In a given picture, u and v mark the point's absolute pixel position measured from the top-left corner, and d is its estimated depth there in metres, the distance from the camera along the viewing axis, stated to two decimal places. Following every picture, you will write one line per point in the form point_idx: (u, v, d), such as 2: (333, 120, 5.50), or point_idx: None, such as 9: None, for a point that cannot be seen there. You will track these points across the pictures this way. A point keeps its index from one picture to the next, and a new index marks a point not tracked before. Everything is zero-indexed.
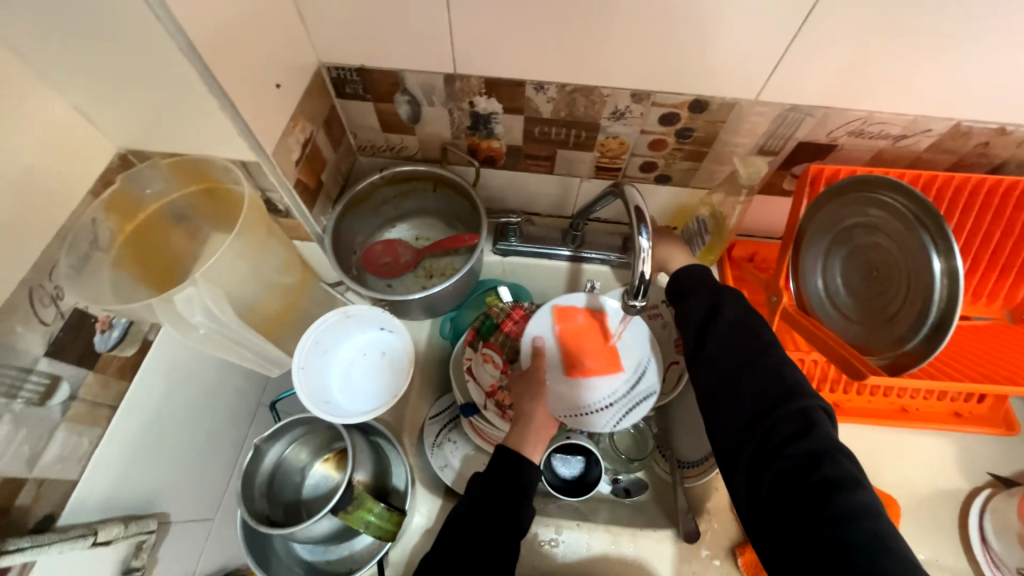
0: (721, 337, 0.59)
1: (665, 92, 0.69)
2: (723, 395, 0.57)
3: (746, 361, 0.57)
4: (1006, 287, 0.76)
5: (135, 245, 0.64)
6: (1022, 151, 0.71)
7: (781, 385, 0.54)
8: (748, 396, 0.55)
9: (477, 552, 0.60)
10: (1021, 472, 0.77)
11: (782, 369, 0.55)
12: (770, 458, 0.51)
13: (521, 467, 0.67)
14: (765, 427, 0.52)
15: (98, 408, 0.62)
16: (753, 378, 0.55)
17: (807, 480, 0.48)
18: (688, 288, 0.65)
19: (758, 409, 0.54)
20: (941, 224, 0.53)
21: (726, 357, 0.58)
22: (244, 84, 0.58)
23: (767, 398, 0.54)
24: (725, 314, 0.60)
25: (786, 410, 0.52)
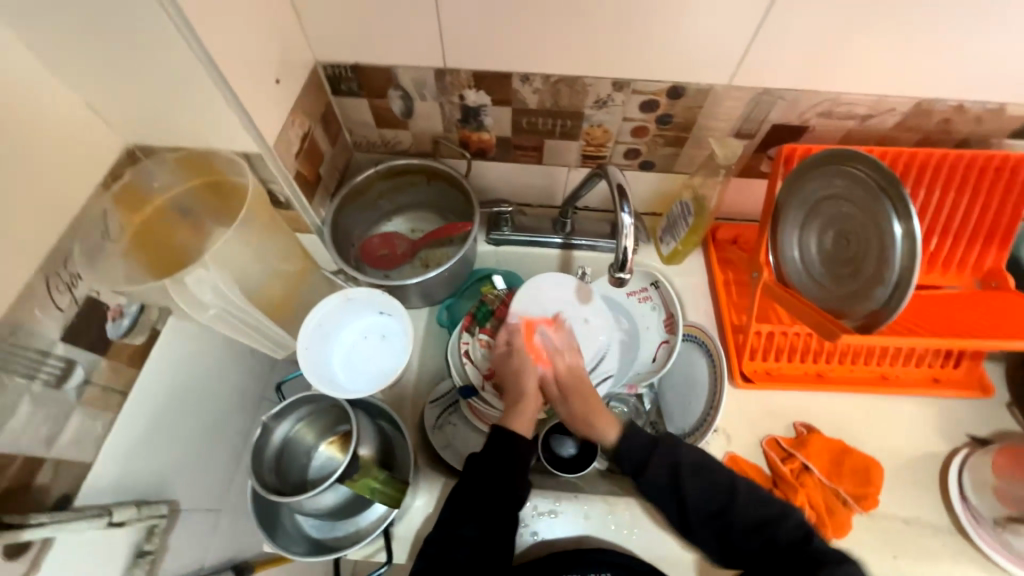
0: (671, 467, 0.70)
1: (643, 80, 0.73)
2: (720, 543, 0.68)
3: (725, 509, 0.67)
4: (974, 254, 0.80)
5: (142, 237, 0.67)
6: (981, 125, 0.75)
7: (739, 501, 0.67)
8: (722, 524, 0.67)
9: (483, 522, 0.65)
10: (998, 431, 0.80)
11: (761, 512, 0.66)
12: (769, 567, 0.65)
13: (516, 445, 0.71)
14: (750, 544, 0.66)
15: (110, 393, 0.64)
16: (718, 518, 0.67)
17: (798, 573, 0.62)
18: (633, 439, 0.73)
19: (737, 540, 0.66)
20: (900, 191, 0.56)
21: (690, 504, 0.68)
22: (246, 77, 0.61)
23: (737, 526, 0.66)
24: (685, 467, 0.70)
25: (756, 505, 0.67)
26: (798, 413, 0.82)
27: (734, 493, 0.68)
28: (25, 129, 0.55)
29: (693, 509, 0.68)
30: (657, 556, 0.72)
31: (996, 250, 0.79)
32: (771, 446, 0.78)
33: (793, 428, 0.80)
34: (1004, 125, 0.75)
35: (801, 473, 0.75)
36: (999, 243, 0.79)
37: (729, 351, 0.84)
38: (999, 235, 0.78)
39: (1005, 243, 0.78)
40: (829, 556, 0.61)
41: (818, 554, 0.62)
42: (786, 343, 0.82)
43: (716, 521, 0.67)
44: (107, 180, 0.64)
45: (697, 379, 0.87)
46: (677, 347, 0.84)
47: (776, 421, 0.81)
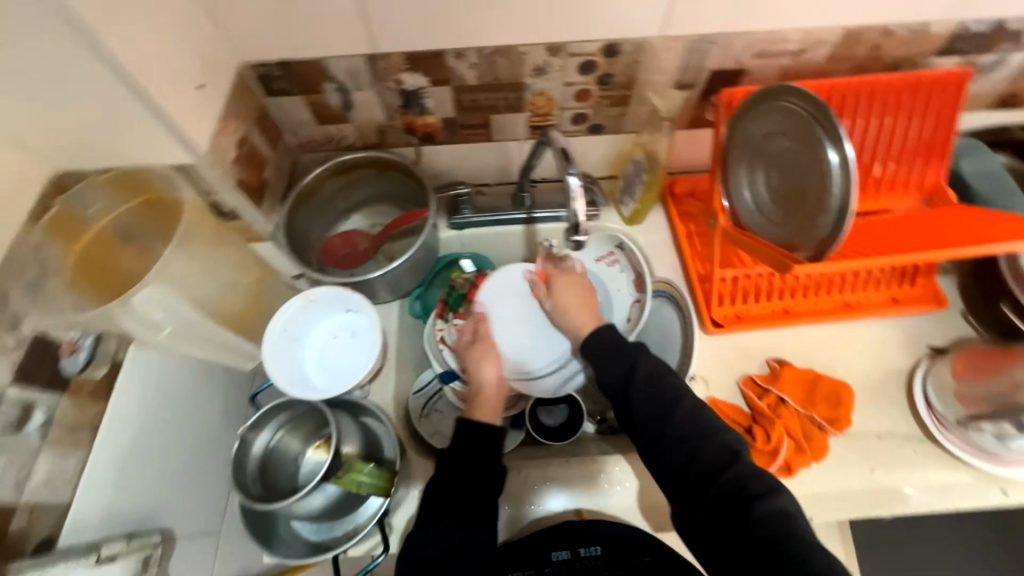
0: (626, 370, 0.71)
1: (576, 41, 0.73)
2: (652, 448, 0.65)
3: (665, 414, 0.66)
4: (916, 174, 0.83)
5: (85, 267, 0.64)
6: (908, 47, 0.77)
7: (679, 414, 0.65)
8: (656, 433, 0.65)
9: (460, 515, 0.67)
10: (956, 339, 0.84)
11: (700, 422, 0.64)
12: (687, 486, 0.61)
13: (482, 434, 0.72)
14: (678, 456, 0.63)
15: (78, 430, 0.63)
16: (656, 425, 0.66)
17: (724, 493, 0.58)
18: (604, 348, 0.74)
19: (666, 447, 0.64)
20: (830, 118, 0.58)
21: (636, 405, 0.68)
22: (165, 86, 0.59)
23: (672, 432, 0.64)
24: (642, 370, 0.70)
25: (691, 421, 0.65)
26: (770, 350, 0.85)
27: (677, 405, 0.66)
28: None
29: (637, 410, 0.68)
30: (650, 505, 0.74)
31: (936, 167, 0.82)
32: (748, 385, 0.80)
33: (767, 364, 0.83)
34: (930, 43, 0.77)
35: (778, 406, 0.77)
36: (937, 160, 0.82)
37: (698, 300, 0.86)
38: (937, 152, 0.81)
39: (943, 159, 0.81)
40: (754, 489, 0.57)
41: (743, 479, 0.58)
42: (751, 285, 0.85)
43: (653, 427, 0.66)
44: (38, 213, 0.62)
45: (670, 330, 0.90)
46: (648, 305, 0.86)
47: (750, 362, 0.84)
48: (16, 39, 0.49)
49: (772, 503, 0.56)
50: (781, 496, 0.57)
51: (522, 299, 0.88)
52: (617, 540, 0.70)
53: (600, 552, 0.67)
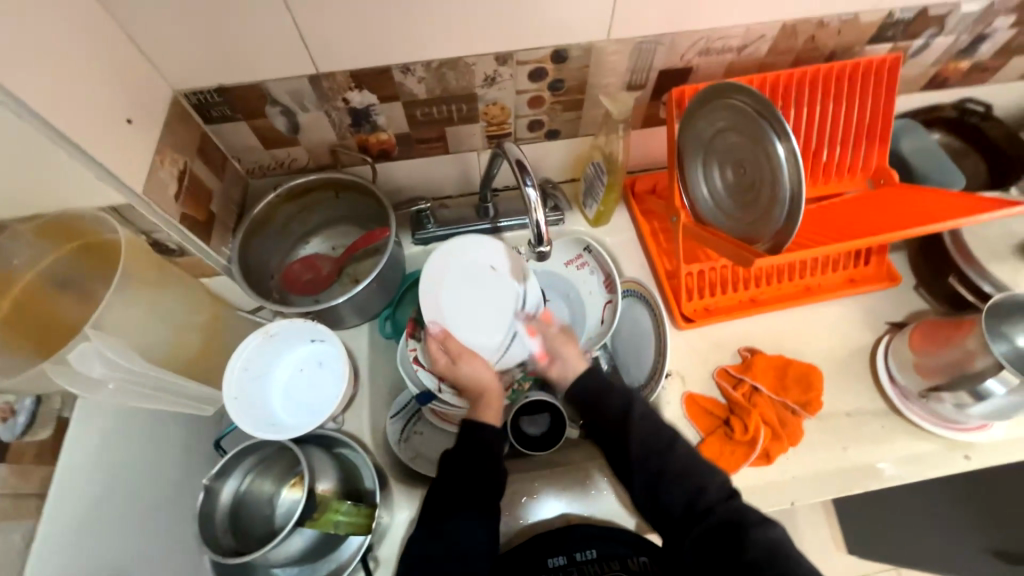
0: (623, 410, 0.73)
1: (524, 50, 0.72)
2: (649, 484, 0.67)
3: (663, 450, 0.68)
4: (861, 157, 0.86)
5: (15, 321, 0.59)
6: (843, 37, 0.80)
7: (676, 451, 0.68)
8: (656, 468, 0.68)
9: (452, 526, 0.66)
10: (911, 313, 0.88)
11: (694, 456, 0.68)
12: (686, 522, 0.64)
13: (482, 439, 0.73)
14: (677, 492, 0.66)
15: (23, 499, 0.59)
16: (655, 462, 0.68)
17: (721, 526, 0.61)
18: (592, 392, 0.77)
19: (665, 485, 0.66)
20: (775, 113, 0.59)
21: (633, 444, 0.70)
22: (87, 123, 0.55)
23: (671, 467, 0.67)
24: (638, 409, 0.73)
25: (690, 458, 0.68)
26: (740, 340, 0.86)
27: (674, 443, 0.69)
28: None
29: (635, 450, 0.69)
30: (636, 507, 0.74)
31: (879, 149, 0.85)
32: (723, 376, 0.82)
33: (739, 355, 0.85)
34: (863, 32, 0.80)
35: (752, 395, 0.79)
36: (880, 141, 0.85)
37: (667, 296, 0.87)
38: (877, 135, 0.84)
39: (884, 141, 0.85)
40: (751, 517, 0.61)
41: (741, 508, 0.62)
42: (718, 277, 0.86)
43: (652, 465, 0.68)
44: None
45: (644, 329, 0.89)
46: (619, 305, 0.86)
47: (722, 352, 0.85)
48: None
49: (769, 531, 0.59)
50: (777, 528, 0.60)
51: (471, 288, 0.81)
52: (609, 541, 0.71)
53: (596, 555, 0.70)
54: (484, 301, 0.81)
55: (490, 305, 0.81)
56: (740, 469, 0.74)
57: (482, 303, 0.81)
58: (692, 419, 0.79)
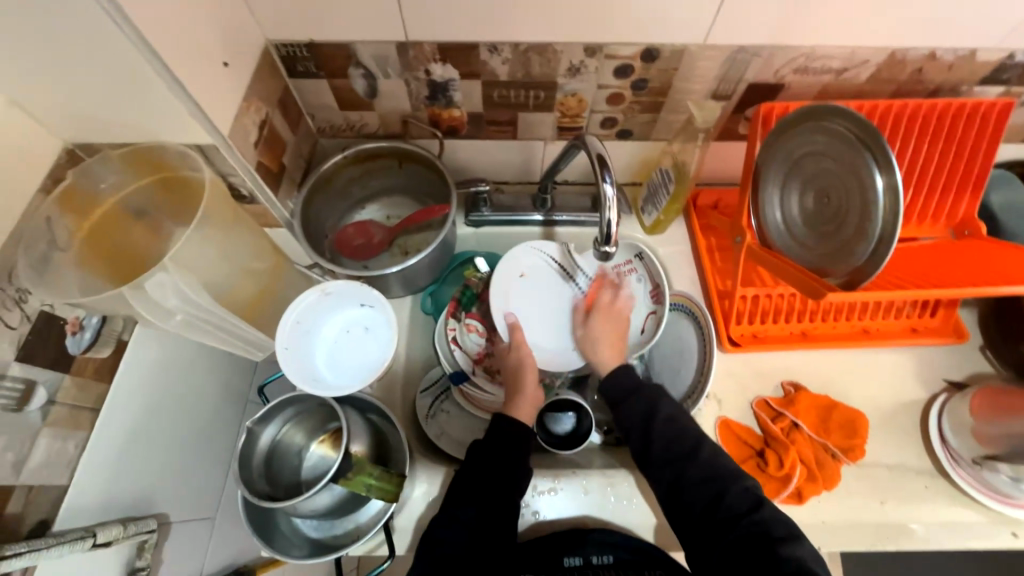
0: (645, 414, 0.71)
1: (616, 43, 0.70)
2: (671, 488, 0.66)
3: (685, 457, 0.67)
4: (948, 203, 0.81)
5: (94, 243, 0.62)
6: (952, 74, 0.75)
7: (699, 457, 0.66)
8: (676, 473, 0.66)
9: (481, 516, 0.65)
10: (972, 374, 0.83)
11: (718, 461, 0.66)
12: (710, 528, 0.62)
13: (517, 429, 0.72)
14: (699, 499, 0.64)
15: (79, 411, 0.61)
16: (677, 466, 0.66)
17: (746, 537, 0.59)
18: (622, 391, 0.74)
19: (687, 491, 0.65)
20: (881, 143, 0.56)
21: (655, 449, 0.68)
22: (190, 60, 0.56)
23: (692, 473, 0.65)
24: (661, 414, 0.70)
25: (714, 465, 0.66)
26: (785, 372, 0.83)
27: (698, 447, 0.67)
28: None
29: (657, 452, 0.68)
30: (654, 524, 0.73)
31: (969, 198, 0.80)
32: (761, 407, 0.80)
33: (782, 388, 0.82)
34: (976, 71, 0.75)
35: (792, 431, 0.77)
36: (971, 191, 0.80)
37: (716, 317, 0.84)
38: (972, 183, 0.79)
39: (978, 191, 0.79)
40: (778, 532, 0.59)
41: (766, 522, 0.60)
42: (773, 306, 0.83)
43: (674, 469, 0.66)
44: (48, 184, 0.59)
45: (688, 346, 0.88)
46: (663, 317, 0.82)
47: (765, 383, 0.83)
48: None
49: (794, 551, 0.57)
50: (804, 546, 0.57)
51: (525, 295, 0.85)
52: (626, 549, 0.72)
53: (612, 561, 0.71)
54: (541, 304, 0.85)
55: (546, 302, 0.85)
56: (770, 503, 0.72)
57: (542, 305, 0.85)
58: (724, 444, 0.78)
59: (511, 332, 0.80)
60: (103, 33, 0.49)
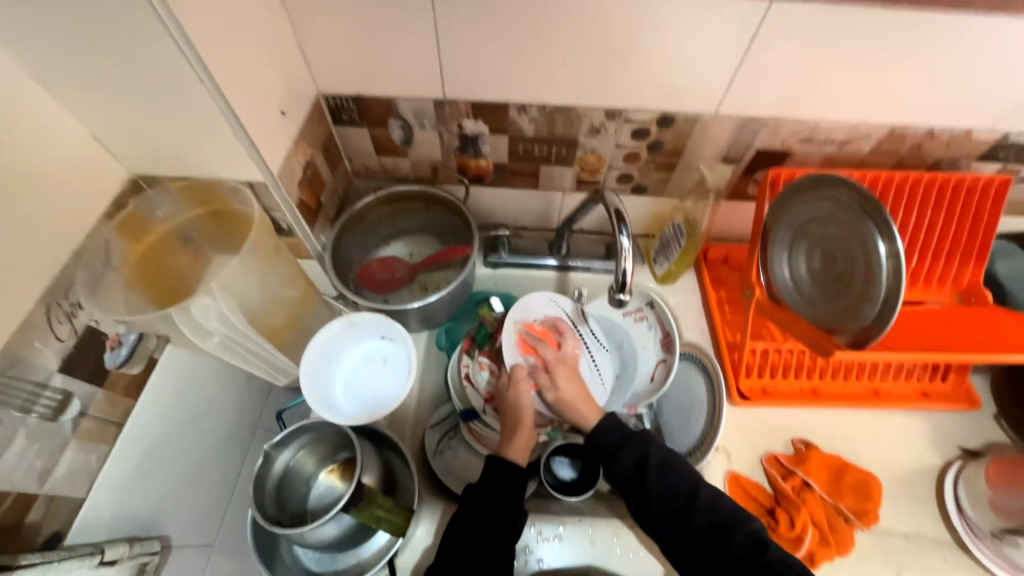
0: (638, 464, 0.71)
1: (634, 109, 0.77)
2: (677, 540, 0.66)
3: (685, 507, 0.67)
4: (953, 270, 0.84)
5: (144, 265, 0.67)
6: (951, 150, 0.80)
7: (700, 505, 0.66)
8: (679, 524, 0.66)
9: (478, 562, 0.63)
10: (988, 443, 0.82)
11: (718, 506, 0.66)
12: None
13: (514, 472, 0.71)
14: (705, 550, 0.64)
15: (106, 425, 0.63)
16: (678, 516, 0.66)
17: None
18: (612, 441, 0.73)
19: (692, 541, 0.65)
20: (882, 213, 0.60)
21: (651, 500, 0.68)
22: (253, 109, 0.63)
23: (695, 522, 0.66)
24: (654, 461, 0.70)
25: (714, 512, 0.66)
26: (795, 429, 0.83)
27: (696, 492, 0.67)
28: (31, 162, 0.56)
29: (653, 502, 0.68)
30: None
31: (974, 266, 0.83)
32: (771, 463, 0.79)
33: (792, 445, 0.81)
34: (973, 148, 0.80)
35: (802, 490, 0.76)
36: (975, 260, 0.83)
37: (725, 369, 0.85)
38: (975, 253, 0.82)
39: (981, 261, 0.82)
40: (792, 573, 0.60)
41: (773, 566, 0.61)
42: (782, 361, 0.84)
43: (676, 519, 0.66)
44: (111, 210, 0.65)
45: (699, 398, 0.87)
46: (673, 366, 0.83)
47: (774, 438, 0.82)
48: (132, 56, 0.53)
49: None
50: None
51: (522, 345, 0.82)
52: None
53: None
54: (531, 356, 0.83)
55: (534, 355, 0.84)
56: None
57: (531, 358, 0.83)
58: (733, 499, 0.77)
59: (515, 370, 0.79)
60: (185, 85, 0.56)
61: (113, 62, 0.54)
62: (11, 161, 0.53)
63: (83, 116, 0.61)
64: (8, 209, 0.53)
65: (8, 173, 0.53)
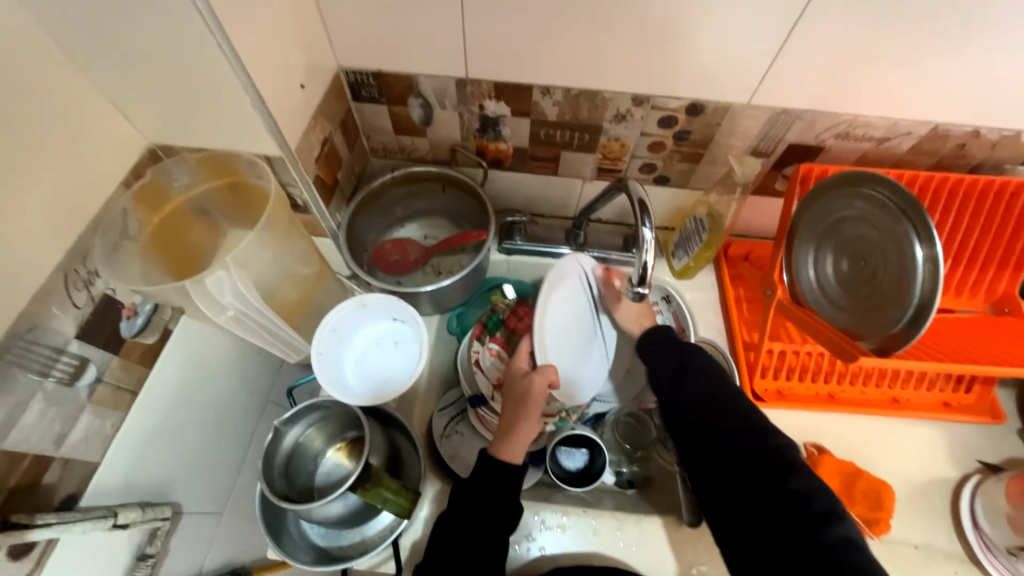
0: (681, 364, 0.68)
1: (663, 95, 0.74)
2: (703, 444, 0.59)
3: (719, 407, 0.61)
4: (987, 280, 0.80)
5: (159, 236, 0.67)
6: (996, 152, 0.76)
7: (736, 406, 0.60)
8: (708, 422, 0.60)
9: (471, 547, 0.63)
10: (1008, 458, 0.80)
11: (750, 412, 0.59)
12: (742, 485, 0.55)
13: (509, 469, 0.68)
14: (729, 451, 0.57)
15: (120, 393, 0.64)
16: (713, 408, 0.61)
17: (784, 504, 0.51)
18: (661, 346, 0.71)
19: (723, 434, 0.58)
20: (924, 217, 0.57)
21: (686, 398, 0.64)
22: (273, 83, 0.62)
23: (727, 422, 0.59)
24: (694, 365, 0.66)
25: (749, 421, 0.58)
26: (808, 432, 0.82)
27: (734, 398, 0.61)
28: (50, 125, 0.55)
29: (687, 402, 0.63)
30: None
31: (1009, 277, 0.78)
32: None
33: (805, 448, 0.80)
34: (1019, 152, 0.75)
35: None
36: (1011, 270, 0.78)
37: (740, 369, 0.84)
38: (1011, 264, 0.78)
39: (1018, 273, 0.78)
40: (823, 503, 0.50)
41: (802, 494, 0.51)
42: (799, 363, 0.82)
43: (707, 413, 0.61)
44: (129, 179, 0.65)
45: None
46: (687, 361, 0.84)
47: None
48: (152, 22, 0.52)
49: (836, 532, 0.48)
50: (846, 527, 0.49)
51: (572, 313, 0.79)
52: None
53: None
54: (573, 322, 0.79)
55: (574, 319, 0.79)
56: None
57: (572, 322, 0.79)
58: None
59: (546, 371, 0.73)
60: (204, 52, 0.54)
61: (135, 28, 0.53)
62: (30, 123, 0.53)
63: (101, 82, 0.60)
64: (27, 173, 0.53)
65: (27, 136, 0.52)
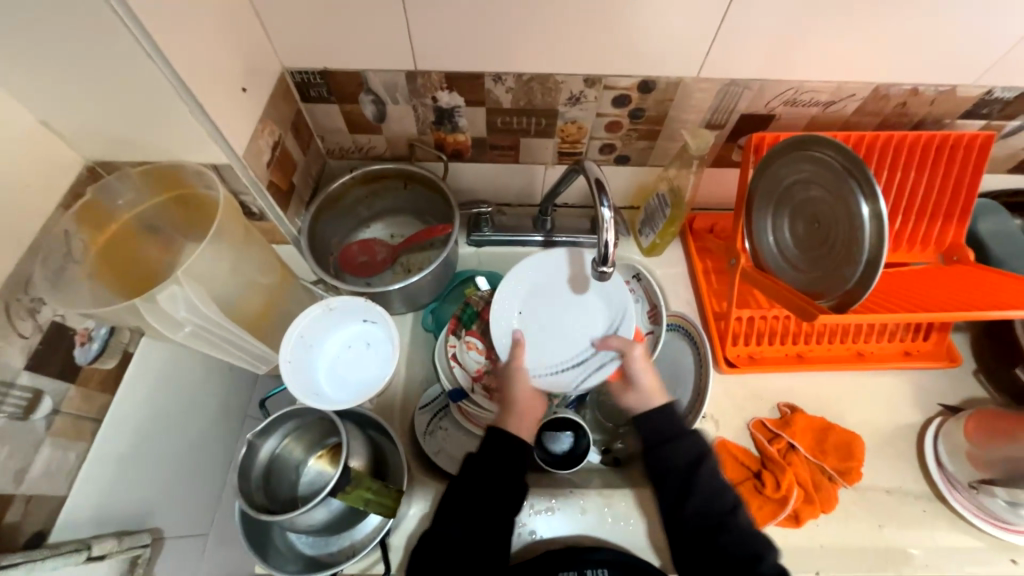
0: (695, 458, 0.69)
1: (614, 75, 0.74)
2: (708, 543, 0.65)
3: (724, 515, 0.66)
4: (935, 230, 0.84)
5: (108, 256, 0.65)
6: (935, 108, 0.79)
7: (738, 514, 0.66)
8: (713, 525, 0.66)
9: (472, 541, 0.64)
10: (967, 398, 0.84)
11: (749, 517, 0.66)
12: None
13: (520, 447, 0.71)
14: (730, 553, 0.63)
15: (82, 421, 0.62)
16: (713, 520, 0.66)
17: None
18: (668, 432, 0.72)
19: (721, 547, 0.64)
20: (866, 172, 0.58)
21: (693, 500, 0.67)
22: (212, 88, 0.60)
23: (730, 529, 0.65)
24: (708, 464, 0.69)
25: (746, 529, 0.65)
26: (781, 393, 0.84)
27: (735, 507, 0.67)
28: None
29: (691, 505, 0.67)
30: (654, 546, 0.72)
31: (956, 226, 0.83)
32: (758, 428, 0.80)
33: (778, 409, 0.82)
34: (956, 106, 0.78)
35: (788, 452, 0.77)
36: (957, 219, 0.82)
37: (712, 338, 0.86)
38: (956, 213, 0.82)
39: (963, 221, 0.82)
40: None
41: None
42: (767, 328, 0.85)
43: (709, 521, 0.66)
44: (68, 200, 0.62)
45: (684, 368, 0.88)
46: (662, 337, 0.86)
47: (761, 404, 0.83)
48: (70, 32, 0.49)
49: None
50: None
51: (557, 301, 0.83)
52: (624, 566, 0.68)
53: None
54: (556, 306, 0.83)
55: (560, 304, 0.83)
56: (766, 525, 0.72)
57: (566, 311, 0.83)
58: (721, 465, 0.77)
59: (512, 349, 0.80)
60: (129, 59, 0.52)
61: (53, 39, 0.50)
62: None
63: (24, 98, 0.57)
64: None
65: None
